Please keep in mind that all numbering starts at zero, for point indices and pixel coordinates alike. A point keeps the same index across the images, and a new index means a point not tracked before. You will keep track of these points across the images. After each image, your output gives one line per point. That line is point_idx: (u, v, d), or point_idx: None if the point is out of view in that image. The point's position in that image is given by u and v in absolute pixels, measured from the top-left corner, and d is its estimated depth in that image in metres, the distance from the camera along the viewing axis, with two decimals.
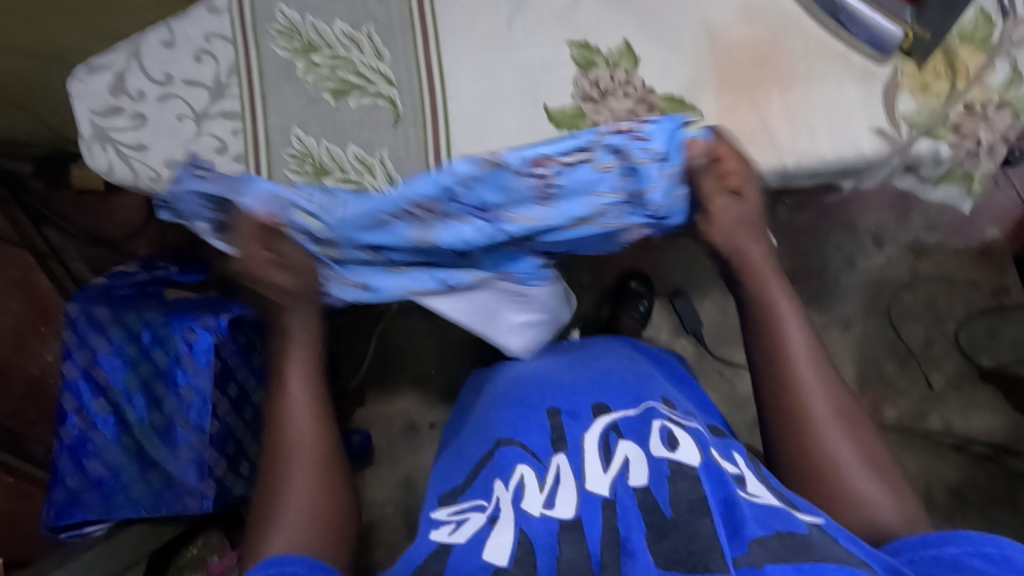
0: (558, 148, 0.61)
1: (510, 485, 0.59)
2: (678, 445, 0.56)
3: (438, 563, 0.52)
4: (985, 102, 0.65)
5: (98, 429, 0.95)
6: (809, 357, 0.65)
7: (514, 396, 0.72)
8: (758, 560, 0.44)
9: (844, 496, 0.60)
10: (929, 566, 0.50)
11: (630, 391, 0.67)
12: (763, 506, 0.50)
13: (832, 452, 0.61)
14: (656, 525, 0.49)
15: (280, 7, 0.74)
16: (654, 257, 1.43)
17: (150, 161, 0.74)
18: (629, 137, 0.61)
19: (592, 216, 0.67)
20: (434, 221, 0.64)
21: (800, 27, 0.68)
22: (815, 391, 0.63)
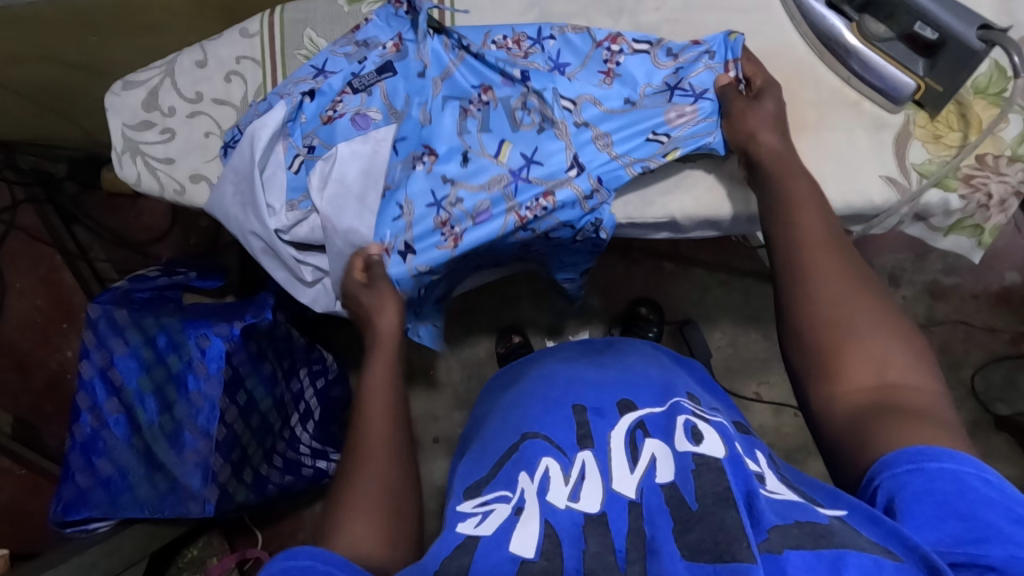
0: (632, 34, 0.72)
1: (537, 477, 0.51)
2: (703, 439, 0.48)
3: (466, 555, 0.44)
4: (997, 156, 0.65)
5: (109, 429, 0.97)
6: (831, 240, 0.56)
7: (538, 392, 0.63)
8: (777, 546, 0.38)
9: (870, 380, 0.49)
10: (926, 481, 0.41)
11: (657, 387, 0.59)
12: (782, 501, 0.43)
13: (862, 331, 0.50)
14: (681, 519, 0.42)
15: (308, 33, 0.76)
16: (666, 285, 1.44)
17: (176, 175, 0.77)
18: (691, 43, 0.70)
19: (636, 98, 0.71)
20: (523, 47, 0.73)
21: (814, 75, 0.69)
22: (831, 270, 0.54)
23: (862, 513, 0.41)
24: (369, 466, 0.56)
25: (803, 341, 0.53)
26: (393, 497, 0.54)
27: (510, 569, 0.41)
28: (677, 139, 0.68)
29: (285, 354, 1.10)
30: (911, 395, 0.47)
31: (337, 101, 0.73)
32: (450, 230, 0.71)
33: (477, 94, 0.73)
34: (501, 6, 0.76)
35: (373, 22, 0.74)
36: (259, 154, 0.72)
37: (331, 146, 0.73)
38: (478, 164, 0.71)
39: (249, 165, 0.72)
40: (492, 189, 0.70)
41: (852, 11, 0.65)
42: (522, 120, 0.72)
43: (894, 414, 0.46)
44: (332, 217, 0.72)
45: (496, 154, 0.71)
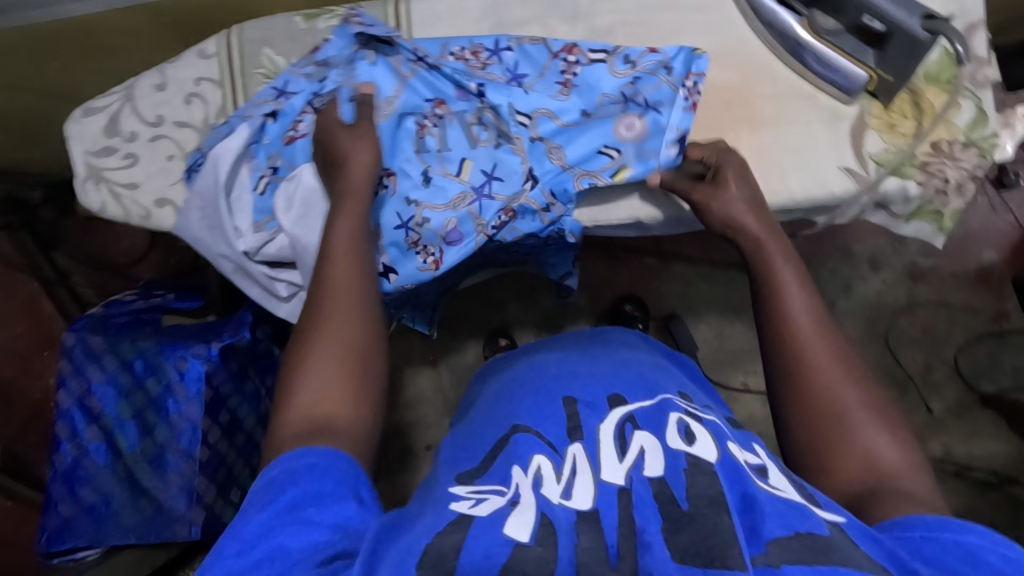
0: (589, 45, 0.71)
1: (530, 472, 0.49)
2: (696, 439, 0.48)
3: (459, 532, 0.42)
4: (952, 142, 0.66)
5: (90, 456, 0.96)
6: (818, 328, 0.55)
7: (527, 385, 0.61)
8: (775, 559, 0.38)
9: (862, 472, 0.49)
10: (942, 548, 0.41)
11: (646, 383, 0.58)
12: (784, 498, 0.43)
13: (855, 427, 0.51)
14: (671, 518, 0.41)
15: (266, 52, 0.76)
16: (649, 281, 1.44)
17: (141, 200, 0.77)
18: (647, 52, 0.70)
19: (592, 110, 0.71)
20: (482, 60, 0.72)
21: (770, 70, 0.70)
22: (823, 358, 0.54)
23: (860, 529, 0.41)
24: (330, 321, 0.53)
25: (800, 432, 0.53)
26: (356, 360, 0.53)
27: (505, 553, 0.39)
28: (627, 157, 0.68)
29: (267, 372, 1.09)
30: (902, 485, 0.47)
31: (298, 121, 0.72)
32: (427, 251, 0.69)
33: (431, 109, 0.72)
34: (457, 15, 0.75)
35: (333, 38, 0.73)
36: (224, 177, 0.72)
37: (294, 166, 0.72)
38: (440, 183, 0.70)
39: (214, 189, 0.73)
40: (456, 207, 0.69)
41: (801, 6, 0.66)
42: (479, 136, 0.71)
43: (887, 502, 0.46)
44: (299, 234, 0.71)
45: (457, 172, 0.70)
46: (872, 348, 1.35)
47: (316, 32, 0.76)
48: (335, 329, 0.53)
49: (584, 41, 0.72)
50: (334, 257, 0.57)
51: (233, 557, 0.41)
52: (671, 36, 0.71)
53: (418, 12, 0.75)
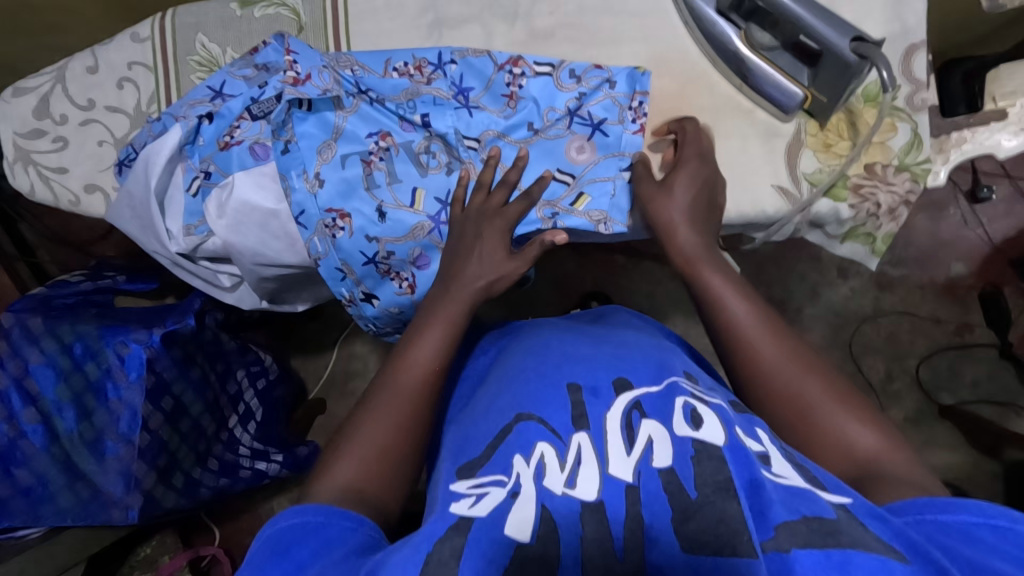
0: (535, 57, 0.69)
1: (531, 461, 0.47)
2: (702, 423, 0.46)
3: (458, 536, 0.42)
4: (885, 165, 0.65)
5: (27, 438, 0.94)
6: (755, 319, 0.56)
7: (527, 363, 0.57)
8: (784, 544, 0.38)
9: (845, 462, 0.48)
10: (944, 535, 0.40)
11: (652, 365, 0.55)
12: (787, 486, 0.42)
13: (830, 419, 0.50)
14: (680, 508, 0.41)
15: (199, 38, 0.74)
16: (618, 278, 1.43)
17: (70, 185, 0.75)
18: (592, 67, 0.69)
19: (540, 126, 0.69)
20: (427, 78, 0.70)
21: (708, 83, 0.68)
22: (773, 354, 0.53)
23: (867, 509, 0.41)
24: (386, 407, 0.54)
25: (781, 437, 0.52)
26: (390, 459, 0.52)
27: (507, 555, 0.41)
28: (583, 183, 0.67)
29: (216, 358, 1.09)
30: (890, 468, 0.46)
31: (235, 126, 0.70)
32: (400, 277, 0.70)
33: (375, 142, 0.70)
34: (395, 10, 0.73)
35: (271, 44, 0.71)
36: (156, 181, 0.70)
37: (228, 173, 0.70)
38: (396, 217, 0.68)
39: (145, 190, 0.71)
40: (417, 236, 0.69)
41: (740, 19, 0.64)
42: (428, 164, 0.70)
43: (884, 484, 0.45)
44: (234, 240, 0.71)
45: (411, 203, 0.69)
46: (835, 355, 1.32)
47: (251, 20, 0.73)
48: (381, 424, 0.54)
49: (530, 52, 0.70)
50: (414, 351, 0.58)
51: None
52: (609, 41, 0.70)
53: (356, 5, 0.73)
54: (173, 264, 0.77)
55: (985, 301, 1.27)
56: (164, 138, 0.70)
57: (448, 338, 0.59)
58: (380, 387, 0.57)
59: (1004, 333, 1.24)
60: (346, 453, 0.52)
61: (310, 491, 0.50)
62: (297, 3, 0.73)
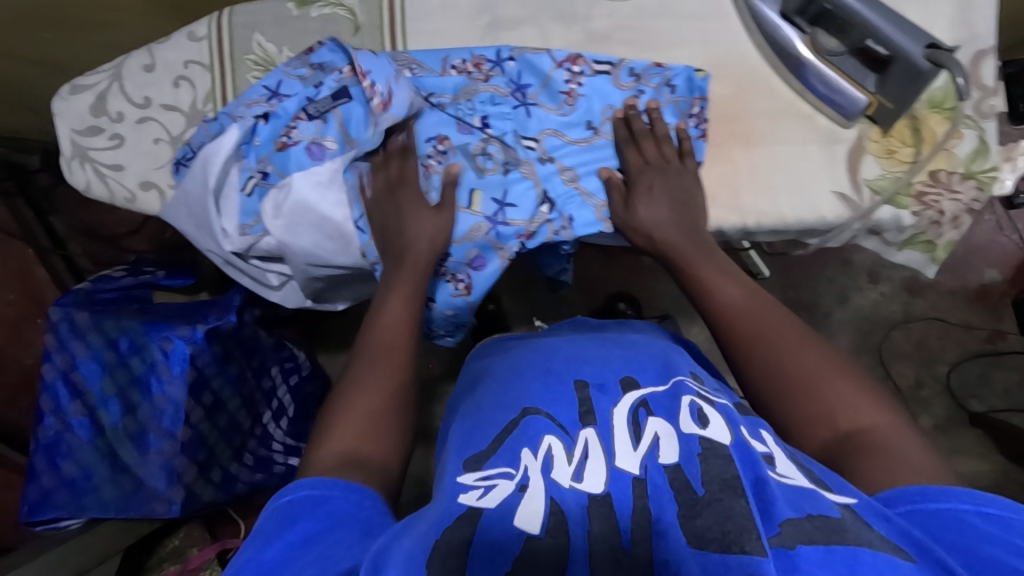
0: (593, 55, 0.69)
1: (539, 455, 0.48)
2: (709, 421, 0.47)
3: (468, 526, 0.42)
4: (950, 172, 0.64)
5: (73, 431, 0.96)
6: (750, 306, 0.58)
7: (534, 361, 0.58)
8: (788, 540, 0.37)
9: (827, 432, 0.49)
10: (928, 519, 0.41)
11: (658, 363, 0.56)
12: (794, 487, 0.42)
13: (821, 391, 0.50)
14: (686, 504, 0.41)
15: (256, 38, 0.74)
16: (645, 280, 1.42)
17: (126, 182, 0.76)
18: (653, 65, 0.69)
19: (597, 124, 0.70)
20: (484, 77, 0.70)
21: (768, 87, 0.68)
22: (776, 336, 0.55)
23: (871, 507, 0.41)
24: (368, 374, 0.58)
25: (769, 411, 0.53)
26: (379, 416, 0.54)
27: (517, 545, 0.41)
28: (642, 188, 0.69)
29: (253, 354, 1.09)
30: (875, 437, 0.47)
31: (292, 127, 0.71)
32: (456, 278, 0.71)
33: (433, 146, 0.71)
34: (452, 10, 0.73)
35: (327, 44, 0.71)
36: (213, 181, 0.70)
37: (286, 174, 0.71)
38: (453, 218, 0.70)
39: (202, 190, 0.71)
40: (475, 238, 0.70)
41: (804, 23, 0.63)
42: (485, 166, 0.70)
43: (871, 464, 0.45)
44: (289, 241, 0.72)
45: (468, 204, 0.70)
46: (864, 360, 1.30)
47: (307, 20, 0.73)
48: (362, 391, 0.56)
49: (588, 50, 0.70)
50: (382, 321, 0.63)
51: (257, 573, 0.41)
52: (666, 44, 0.69)
53: (411, 5, 0.73)
54: (224, 263, 0.78)
55: (1018, 309, 1.26)
56: (227, 135, 0.70)
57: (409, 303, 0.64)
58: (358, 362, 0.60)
59: None
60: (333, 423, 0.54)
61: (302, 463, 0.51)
62: (354, 3, 0.73)
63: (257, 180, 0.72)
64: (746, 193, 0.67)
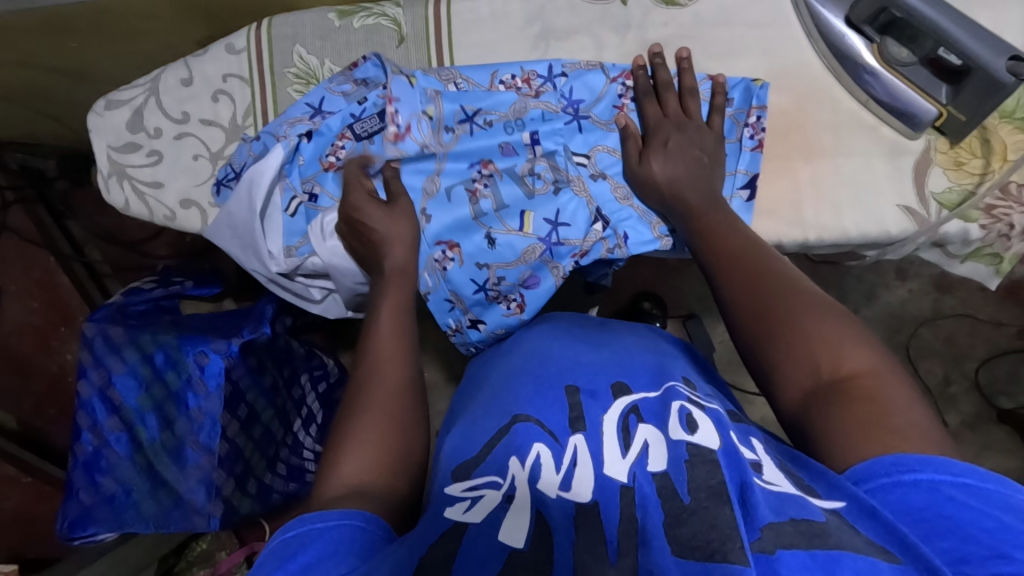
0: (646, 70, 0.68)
1: (527, 463, 0.45)
2: (698, 427, 0.45)
3: (454, 543, 0.40)
4: (1022, 185, 0.62)
5: (111, 446, 0.96)
6: (756, 266, 0.55)
7: (527, 369, 0.56)
8: (770, 545, 0.36)
9: (812, 378, 0.47)
10: (912, 500, 0.38)
11: (650, 368, 0.55)
12: (778, 492, 0.40)
13: (819, 344, 0.47)
14: (673, 512, 0.39)
15: (297, 50, 0.72)
16: (669, 279, 1.39)
17: (165, 200, 0.75)
18: (708, 79, 0.66)
19: None
20: (533, 93, 0.69)
21: (831, 97, 0.65)
22: (784, 293, 0.51)
23: (857, 505, 0.38)
24: (373, 390, 0.54)
25: (775, 369, 0.49)
26: (391, 430, 0.51)
27: (499, 560, 0.38)
28: None
29: (285, 363, 1.08)
30: (867, 382, 0.44)
31: (338, 146, 0.70)
32: (509, 299, 0.70)
33: (477, 171, 0.69)
34: (500, 19, 0.70)
35: (371, 59, 0.69)
36: (259, 203, 0.70)
37: (335, 197, 0.71)
38: (506, 241, 0.69)
39: (248, 212, 0.71)
40: (528, 260, 0.69)
41: (873, 32, 0.61)
42: (534, 186, 0.69)
43: (854, 407, 0.43)
44: (338, 262, 0.72)
45: (521, 227, 0.68)
46: None
47: (349, 32, 0.71)
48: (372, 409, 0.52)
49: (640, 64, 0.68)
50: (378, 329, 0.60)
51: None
52: (726, 52, 0.67)
53: (459, 14, 0.70)
54: (267, 281, 0.78)
55: None
56: (266, 158, 0.69)
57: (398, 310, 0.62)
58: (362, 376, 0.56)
59: None
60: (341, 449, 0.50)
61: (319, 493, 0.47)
62: (399, 14, 0.70)
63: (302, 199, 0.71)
64: (809, 207, 0.65)
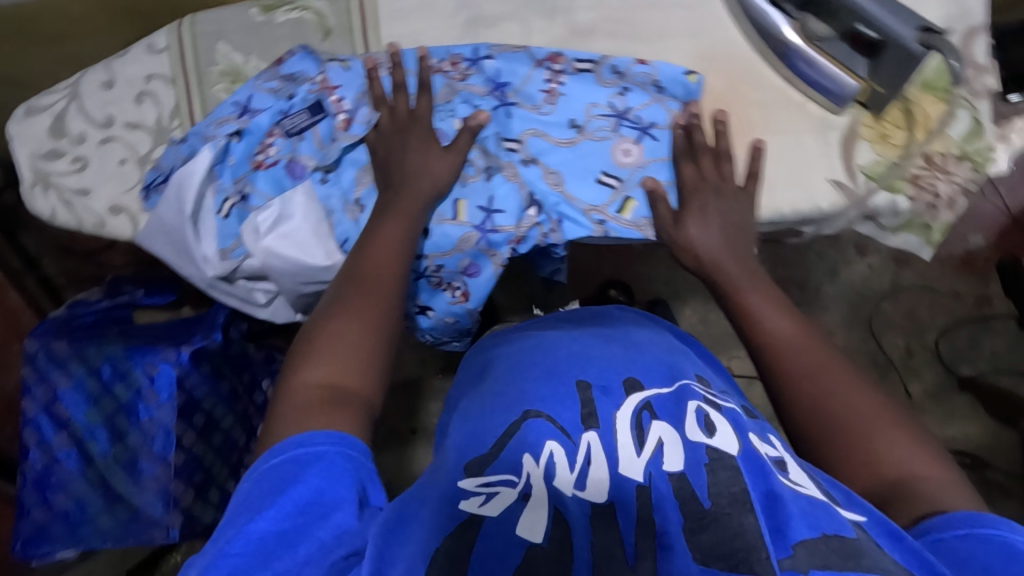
0: (573, 53, 0.67)
1: (542, 461, 0.45)
2: (717, 430, 0.46)
3: (472, 533, 0.40)
4: (945, 154, 0.63)
5: (61, 463, 0.93)
6: (802, 346, 0.55)
7: (536, 360, 0.55)
8: (803, 563, 0.37)
9: (876, 480, 0.47)
10: (957, 547, 0.41)
11: (664, 366, 0.54)
12: (806, 496, 0.42)
13: (872, 434, 0.48)
14: (692, 516, 0.41)
15: (220, 47, 0.70)
16: (634, 266, 1.33)
17: (94, 207, 0.72)
18: (637, 63, 0.66)
19: (582, 124, 0.67)
20: (460, 78, 0.68)
21: (759, 74, 0.65)
22: (837, 379, 0.52)
23: (881, 527, 0.41)
24: (350, 303, 0.56)
25: (818, 453, 0.50)
26: (360, 354, 0.53)
27: (519, 556, 0.39)
28: (629, 186, 0.67)
29: (243, 369, 1.06)
30: (927, 487, 0.45)
31: (267, 144, 0.69)
32: (453, 286, 0.71)
33: None
34: (428, 8, 0.70)
35: (298, 53, 0.68)
36: (189, 207, 0.68)
37: (267, 196, 0.69)
38: (441, 231, 0.68)
39: (179, 218, 0.69)
40: (465, 248, 0.68)
41: (792, 9, 0.62)
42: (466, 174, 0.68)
43: (918, 507, 0.44)
44: (271, 262, 0.70)
45: (454, 216, 0.68)
46: (855, 333, 1.29)
47: (274, 25, 0.70)
48: (344, 324, 0.54)
49: (568, 47, 0.68)
50: (372, 255, 0.60)
51: (238, 556, 0.40)
52: (654, 34, 0.67)
53: (385, 5, 0.69)
54: (208, 285, 0.76)
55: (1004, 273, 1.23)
56: (193, 161, 0.68)
57: (404, 233, 0.62)
58: (344, 292, 0.57)
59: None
60: (310, 363, 0.52)
61: (284, 397, 0.50)
62: (323, 7, 0.69)
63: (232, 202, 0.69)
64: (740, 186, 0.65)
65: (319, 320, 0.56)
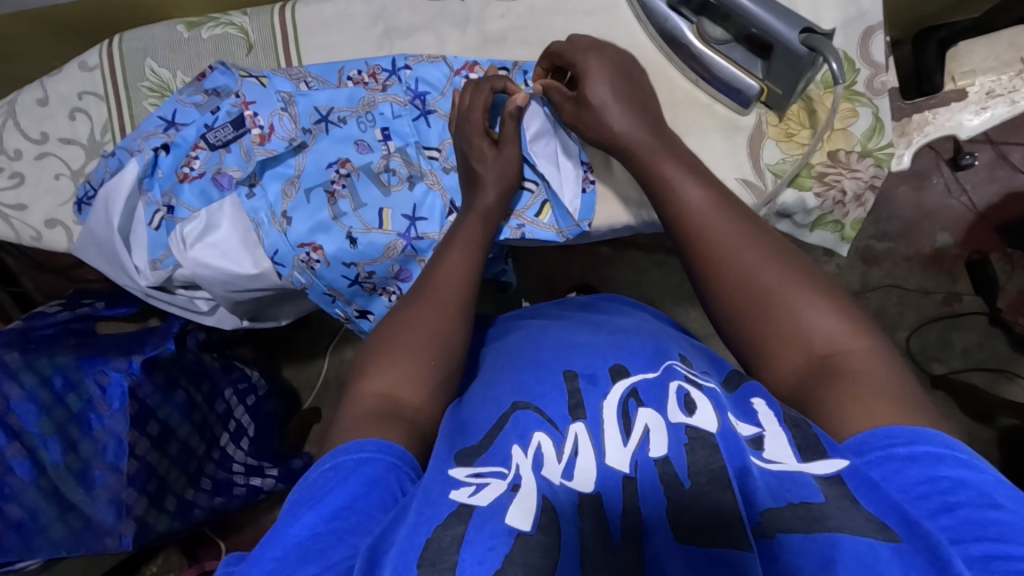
0: (488, 60, 0.69)
1: (530, 451, 0.42)
2: (696, 408, 0.42)
3: (460, 525, 0.36)
4: (848, 152, 0.64)
5: (13, 473, 0.81)
6: (716, 217, 0.53)
7: (522, 355, 0.53)
8: (770, 529, 0.35)
9: (808, 354, 0.46)
10: (901, 467, 0.37)
11: (649, 348, 0.51)
12: (778, 471, 0.38)
13: (787, 310, 0.47)
14: (675, 499, 0.37)
15: (149, 64, 0.73)
16: (601, 270, 1.16)
17: (31, 221, 0.74)
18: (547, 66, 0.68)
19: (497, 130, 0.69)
20: (377, 89, 0.70)
21: (665, 79, 0.68)
22: (745, 250, 0.50)
23: (857, 475, 0.37)
24: (428, 306, 0.54)
25: (744, 334, 0.49)
26: (432, 363, 0.50)
27: (508, 544, 0.35)
28: (545, 190, 0.69)
29: (201, 378, 1.02)
30: (853, 363, 0.44)
31: (193, 157, 0.70)
32: (387, 291, 0.72)
33: (336, 171, 0.69)
34: (345, 22, 0.72)
35: (217, 69, 0.70)
36: (116, 220, 0.70)
37: (193, 208, 0.70)
38: (367, 240, 0.68)
39: (108, 232, 0.71)
40: (392, 256, 0.69)
41: (690, 13, 0.63)
42: (390, 182, 0.69)
43: (849, 385, 0.42)
44: (202, 273, 0.71)
45: (379, 224, 0.69)
46: None
47: (199, 41, 0.72)
48: (420, 330, 0.52)
49: (481, 55, 0.70)
50: (444, 261, 0.58)
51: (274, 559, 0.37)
52: (563, 38, 0.69)
53: (304, 18, 0.72)
54: (148, 294, 0.78)
55: (975, 269, 1.09)
56: (116, 176, 0.70)
57: (473, 244, 0.60)
58: (416, 293, 0.56)
59: (993, 300, 1.08)
60: (381, 365, 0.50)
61: (354, 401, 0.48)
62: (245, 22, 0.72)
63: (158, 215, 0.71)
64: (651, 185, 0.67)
65: (385, 324, 0.54)
